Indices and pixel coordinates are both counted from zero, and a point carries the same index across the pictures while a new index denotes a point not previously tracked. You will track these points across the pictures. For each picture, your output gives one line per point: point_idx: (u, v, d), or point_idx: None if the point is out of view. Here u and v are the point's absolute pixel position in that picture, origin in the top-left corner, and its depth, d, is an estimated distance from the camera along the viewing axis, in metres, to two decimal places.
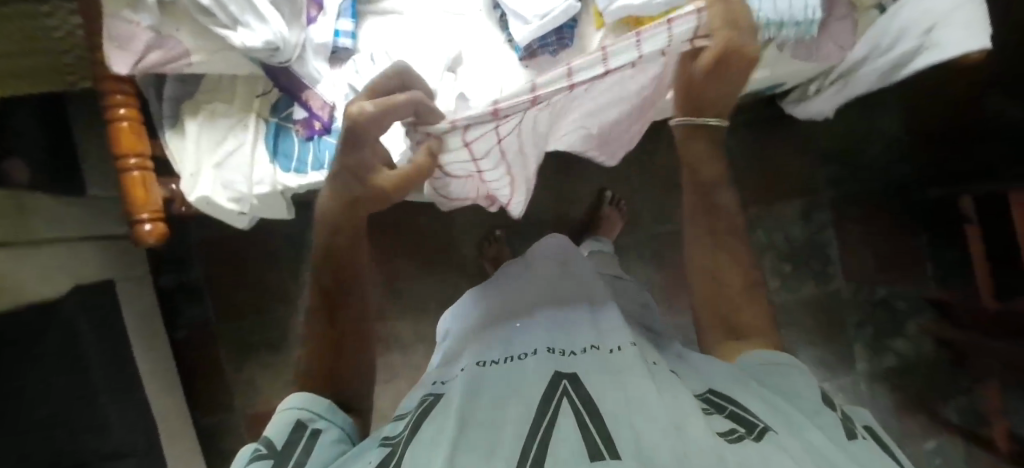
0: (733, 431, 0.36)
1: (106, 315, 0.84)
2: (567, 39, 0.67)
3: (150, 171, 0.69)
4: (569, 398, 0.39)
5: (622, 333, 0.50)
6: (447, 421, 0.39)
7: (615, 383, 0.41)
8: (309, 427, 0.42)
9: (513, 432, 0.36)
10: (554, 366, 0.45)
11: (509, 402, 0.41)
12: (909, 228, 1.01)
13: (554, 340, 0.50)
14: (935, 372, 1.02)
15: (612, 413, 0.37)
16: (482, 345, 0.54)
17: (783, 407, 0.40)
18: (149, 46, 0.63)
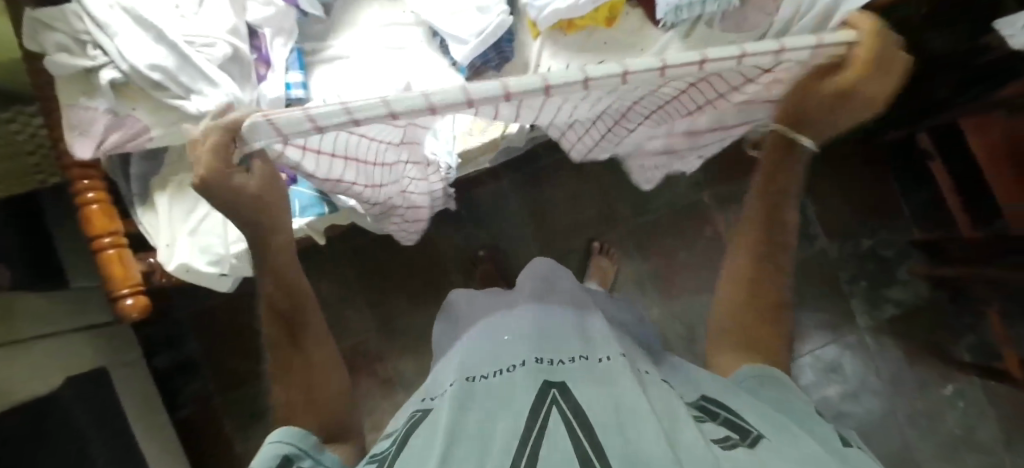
0: (727, 438, 0.35)
1: (103, 401, 0.83)
2: (507, 52, 0.71)
3: (125, 246, 0.70)
4: (558, 405, 0.36)
5: (609, 343, 0.48)
6: (434, 434, 0.36)
7: (605, 390, 0.38)
8: (296, 465, 0.40)
9: (502, 442, 0.33)
10: (543, 373, 0.42)
11: (500, 412, 0.38)
12: (878, 177, 1.03)
13: (543, 346, 0.47)
14: (939, 312, 1.02)
15: (603, 420, 0.34)
16: (466, 355, 0.51)
17: (784, 422, 0.39)
18: (109, 129, 0.65)
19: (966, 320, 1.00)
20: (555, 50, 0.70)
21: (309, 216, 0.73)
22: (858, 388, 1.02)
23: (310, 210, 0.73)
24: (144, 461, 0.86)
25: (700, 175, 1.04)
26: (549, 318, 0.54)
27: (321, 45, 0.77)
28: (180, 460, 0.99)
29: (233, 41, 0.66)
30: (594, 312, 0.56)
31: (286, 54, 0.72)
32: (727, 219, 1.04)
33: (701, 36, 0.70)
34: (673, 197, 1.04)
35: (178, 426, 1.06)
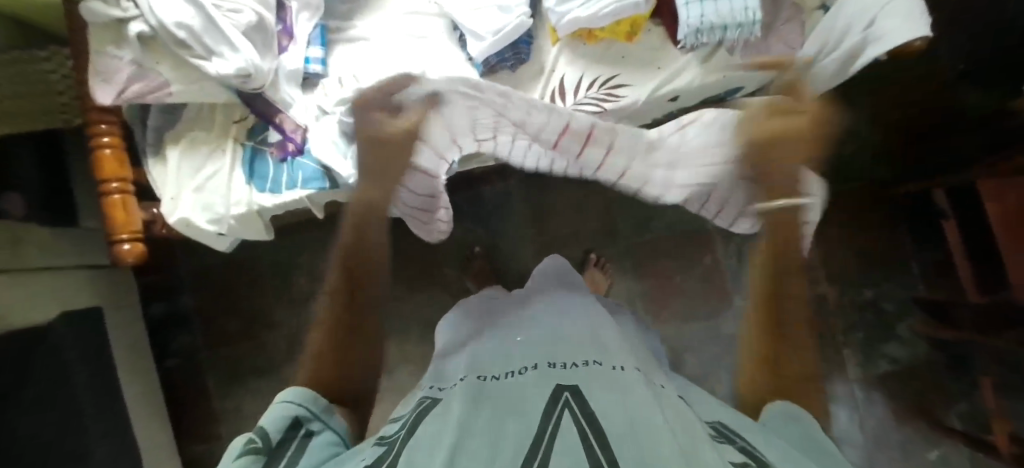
0: (742, 463, 0.33)
1: (94, 339, 0.86)
2: (523, 53, 0.71)
3: (131, 194, 0.73)
4: (571, 408, 0.35)
5: (623, 351, 0.46)
6: (445, 429, 0.36)
7: (618, 398, 0.37)
8: (304, 428, 0.41)
9: (513, 444, 0.33)
10: (554, 377, 0.40)
11: (511, 413, 0.37)
12: (890, 228, 1.01)
13: (556, 352, 0.46)
14: (935, 375, 0.99)
15: (613, 428, 0.33)
16: (480, 356, 0.50)
17: (796, 454, 0.37)
18: (131, 79, 0.67)
19: (962, 387, 0.97)
20: (571, 57, 0.72)
21: (311, 189, 0.73)
22: (840, 440, 1.00)
23: (311, 183, 0.74)
24: (124, 403, 0.89)
25: None
26: (569, 324, 0.52)
27: (347, 25, 0.79)
28: (159, 409, 1.02)
29: (259, 10, 0.68)
30: (615, 325, 0.54)
31: (309, 29, 0.75)
32: (728, 249, 1.03)
33: (721, 61, 0.70)
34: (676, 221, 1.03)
35: (162, 376, 1.09)
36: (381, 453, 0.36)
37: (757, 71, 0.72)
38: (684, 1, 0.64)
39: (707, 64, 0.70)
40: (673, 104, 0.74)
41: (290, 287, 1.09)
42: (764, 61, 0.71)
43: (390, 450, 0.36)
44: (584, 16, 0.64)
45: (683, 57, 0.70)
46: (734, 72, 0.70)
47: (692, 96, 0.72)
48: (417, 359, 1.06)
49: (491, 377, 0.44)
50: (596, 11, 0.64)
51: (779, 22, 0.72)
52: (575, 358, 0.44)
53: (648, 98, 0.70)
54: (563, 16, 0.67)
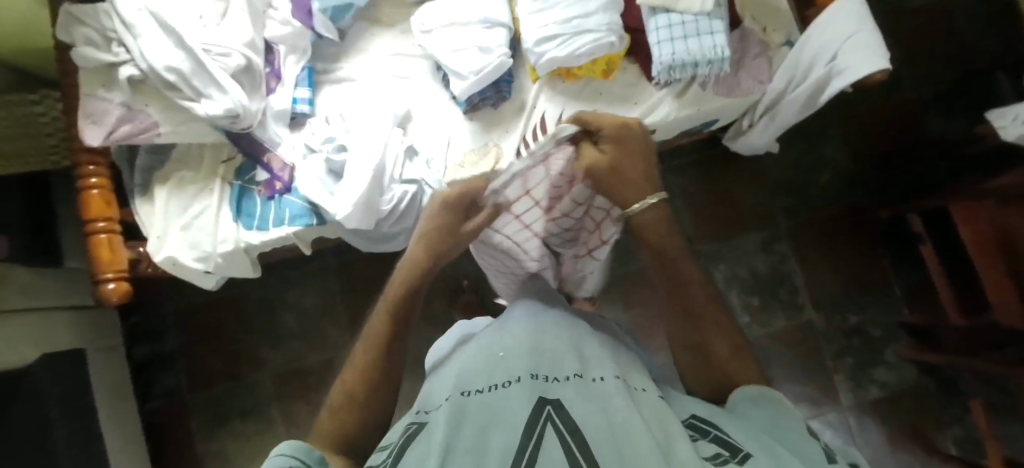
0: (717, 455, 0.32)
1: (75, 381, 0.84)
2: (505, 90, 0.74)
3: (117, 234, 0.73)
4: (553, 424, 0.34)
5: (603, 358, 0.45)
6: (428, 451, 0.33)
7: (601, 408, 0.35)
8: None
9: (496, 463, 0.31)
10: (538, 389, 0.39)
11: (494, 427, 0.35)
12: (871, 252, 1.02)
13: (539, 361, 0.44)
14: (926, 400, 0.98)
15: (596, 440, 0.31)
16: (461, 368, 0.48)
17: (762, 435, 0.35)
18: (120, 120, 0.69)
19: (953, 410, 0.97)
20: (551, 95, 0.74)
21: (298, 226, 0.75)
22: None
23: (299, 220, 0.75)
24: (103, 448, 0.86)
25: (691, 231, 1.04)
26: (553, 332, 0.51)
27: (332, 67, 0.82)
28: (139, 453, 0.98)
29: (248, 53, 0.70)
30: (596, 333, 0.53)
31: (296, 71, 0.77)
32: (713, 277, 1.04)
33: (694, 96, 0.72)
34: None
35: (143, 420, 1.06)
36: None
37: (729, 104, 0.75)
38: (656, 40, 0.68)
39: (681, 99, 0.72)
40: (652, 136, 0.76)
41: (277, 325, 1.08)
42: (736, 95, 0.74)
43: None
44: (561, 56, 0.67)
45: (658, 92, 0.73)
46: (707, 105, 0.73)
47: (668, 128, 0.75)
48: (405, 396, 1.04)
49: (472, 390, 0.41)
50: (572, 50, 0.67)
51: (748, 57, 0.75)
52: (559, 371, 0.42)
53: None
54: (542, 56, 0.69)
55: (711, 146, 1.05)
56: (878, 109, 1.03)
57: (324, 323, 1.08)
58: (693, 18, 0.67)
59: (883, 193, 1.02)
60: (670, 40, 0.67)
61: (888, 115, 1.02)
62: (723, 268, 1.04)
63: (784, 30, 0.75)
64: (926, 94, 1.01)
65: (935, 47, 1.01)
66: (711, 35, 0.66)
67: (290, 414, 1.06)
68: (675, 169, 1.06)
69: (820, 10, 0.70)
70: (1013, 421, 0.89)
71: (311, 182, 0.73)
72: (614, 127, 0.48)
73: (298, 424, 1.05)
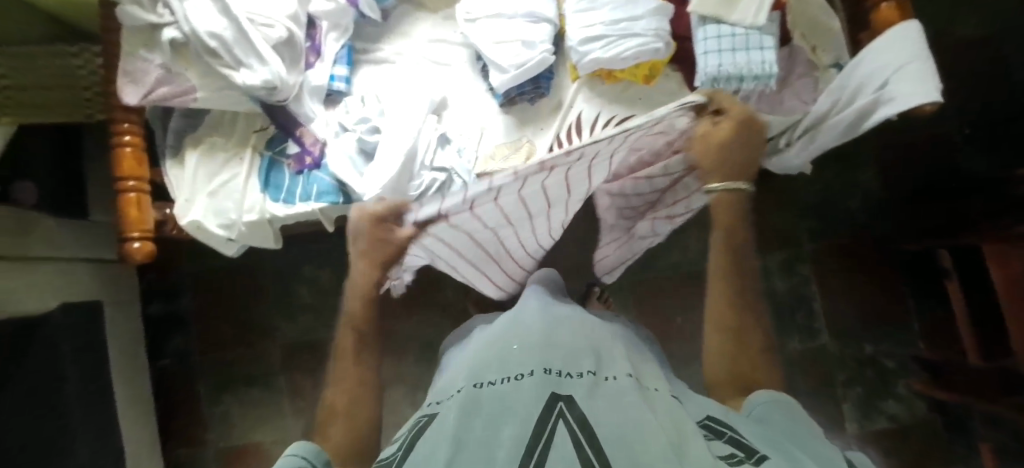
0: (732, 455, 0.32)
1: (91, 332, 0.86)
2: (543, 88, 0.73)
3: (146, 194, 0.74)
4: (565, 418, 0.33)
5: (615, 356, 0.44)
6: (438, 441, 0.32)
7: (614, 406, 0.34)
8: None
9: (507, 454, 0.30)
10: (550, 383, 0.37)
11: (503, 418, 0.34)
12: (893, 284, 1.01)
13: (549, 351, 0.43)
14: (933, 438, 0.97)
15: (610, 436, 0.30)
16: (472, 360, 0.47)
17: (781, 440, 0.35)
18: (159, 82, 0.69)
19: (959, 451, 0.96)
20: (589, 95, 0.73)
21: (324, 203, 0.74)
22: None
23: (325, 196, 0.74)
24: (113, 401, 0.88)
25: None
26: (565, 325, 0.50)
27: (372, 47, 0.82)
28: (146, 408, 1.00)
29: (290, 26, 0.70)
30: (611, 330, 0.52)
31: (336, 48, 0.77)
32: None
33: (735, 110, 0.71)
34: (680, 260, 1.04)
35: (153, 376, 1.08)
36: None
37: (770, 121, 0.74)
38: (703, 50, 0.66)
39: None
40: None
41: (291, 297, 1.09)
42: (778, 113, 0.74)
43: None
44: (604, 57, 0.66)
45: None
46: None
47: None
48: (410, 380, 1.05)
49: (483, 382, 0.40)
50: (616, 53, 0.66)
51: (794, 75, 0.77)
52: (572, 366, 0.41)
53: None
54: (585, 55, 0.68)
55: None
56: (918, 139, 1.00)
57: (337, 300, 1.08)
58: (743, 31, 0.65)
59: None
60: (718, 51, 0.66)
61: (926, 147, 1.00)
62: None
63: (835, 51, 0.75)
64: (968, 128, 0.99)
65: (984, 81, 0.98)
66: (761, 50, 0.64)
67: (296, 385, 1.07)
68: None
69: (874, 35, 0.68)
70: None
71: (341, 160, 0.73)
72: (741, 116, 0.54)
73: (303, 396, 1.06)
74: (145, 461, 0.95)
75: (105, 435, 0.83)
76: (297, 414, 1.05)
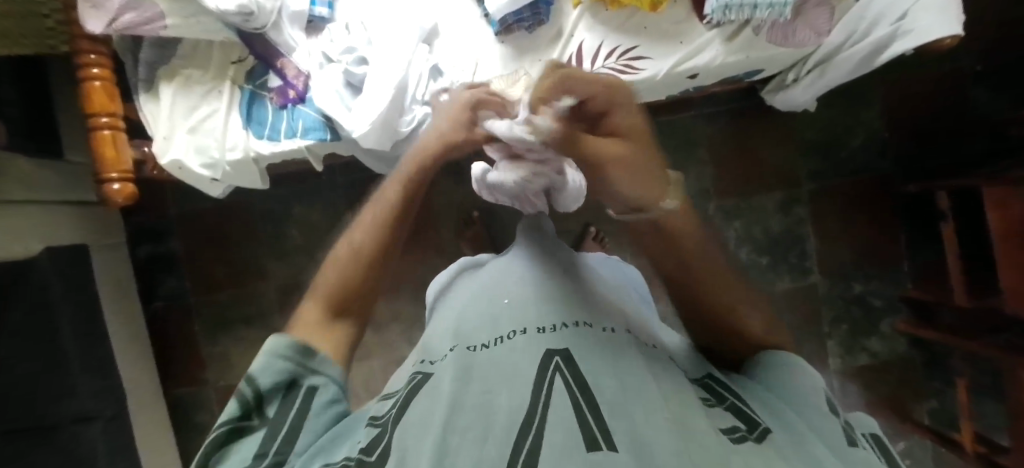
0: (734, 428, 0.31)
1: (82, 275, 0.85)
2: (543, 13, 0.69)
3: (121, 131, 0.71)
4: (562, 377, 0.32)
5: (612, 314, 0.43)
6: (436, 404, 0.33)
7: (613, 364, 0.34)
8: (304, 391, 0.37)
9: (504, 417, 0.30)
10: (545, 341, 0.37)
11: (502, 381, 0.33)
12: (886, 225, 1.01)
13: (546, 308, 0.42)
14: (911, 372, 1.01)
15: (608, 402, 0.30)
16: (464, 314, 0.46)
17: (779, 410, 0.35)
18: (123, 7, 0.63)
19: (934, 384, 1.00)
20: (592, 23, 0.69)
21: (311, 140, 0.72)
22: None
23: (311, 133, 0.72)
24: (109, 343, 0.88)
25: (709, 185, 1.03)
26: (561, 277, 0.48)
27: None
28: (144, 348, 1.01)
29: None
30: (602, 284, 0.51)
31: None
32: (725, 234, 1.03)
33: (746, 41, 0.66)
34: None
35: (147, 316, 1.09)
36: (376, 435, 0.33)
37: (779, 56, 0.68)
38: None
39: (732, 42, 0.66)
40: (692, 79, 0.71)
41: (283, 240, 1.08)
42: (788, 48, 0.67)
43: (379, 436, 0.33)
44: None
45: (708, 32, 0.67)
46: (758, 53, 0.67)
47: (713, 73, 0.70)
48: (406, 321, 1.08)
49: (478, 342, 0.40)
50: None
51: (809, 3, 0.66)
52: (568, 318, 0.40)
53: (667, 73, 0.68)
54: None
55: (745, 98, 1.01)
56: (929, 78, 0.97)
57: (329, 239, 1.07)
58: None
59: (910, 166, 0.99)
60: None
61: (937, 84, 0.97)
62: (738, 225, 1.03)
63: None
64: (979, 66, 0.95)
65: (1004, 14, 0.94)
66: None
67: None
68: (704, 118, 1.02)
69: None
70: (992, 402, 0.92)
71: (328, 95, 0.70)
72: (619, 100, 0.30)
73: None
74: (147, 400, 0.97)
75: (105, 376, 0.84)
76: None
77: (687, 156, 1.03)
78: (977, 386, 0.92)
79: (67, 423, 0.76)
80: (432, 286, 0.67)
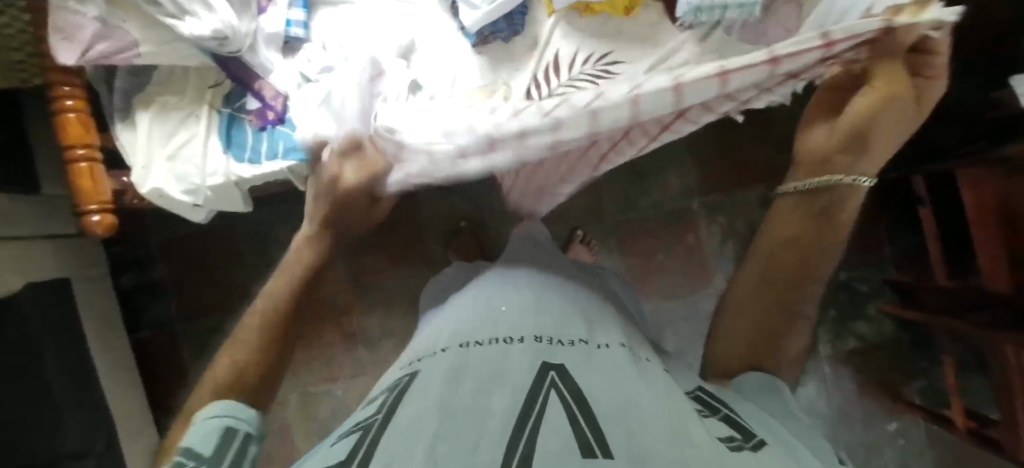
0: (731, 438, 0.32)
1: (65, 309, 0.83)
2: (518, 24, 0.71)
3: (99, 162, 0.70)
4: (558, 389, 0.33)
5: (608, 329, 0.44)
6: (428, 407, 0.33)
7: (609, 377, 0.35)
8: (239, 433, 0.47)
9: (498, 423, 0.30)
10: (541, 354, 0.38)
11: (496, 389, 0.34)
12: (864, 212, 1.04)
13: (543, 322, 0.43)
14: (899, 354, 1.04)
15: (604, 411, 0.30)
16: (457, 322, 0.47)
17: (776, 429, 0.37)
18: (96, 37, 0.62)
19: (921, 365, 1.03)
20: (567, 30, 0.69)
21: (292, 160, 0.71)
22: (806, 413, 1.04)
23: (293, 154, 0.71)
24: (97, 376, 0.86)
25: (692, 182, 1.04)
26: (556, 294, 0.49)
27: None
28: (133, 379, 0.99)
29: None
30: (594, 299, 0.52)
31: None
32: (711, 229, 1.05)
33: (719, 42, 0.68)
34: (660, 200, 1.05)
35: (134, 347, 1.07)
36: (353, 447, 0.33)
37: None
38: None
39: (706, 44, 0.67)
40: None
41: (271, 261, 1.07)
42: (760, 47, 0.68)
43: (362, 443, 0.32)
44: None
45: (681, 34, 0.68)
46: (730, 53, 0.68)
47: None
48: (399, 336, 1.07)
49: (472, 346, 0.40)
50: None
51: (777, 1, 0.68)
52: (563, 333, 0.41)
53: None
54: None
55: None
56: None
57: None
58: None
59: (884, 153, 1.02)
60: None
61: None
62: (723, 219, 1.04)
63: None
64: None
65: None
66: None
67: None
68: None
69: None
70: (978, 379, 0.94)
71: (308, 115, 0.70)
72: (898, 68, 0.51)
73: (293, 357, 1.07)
74: (139, 432, 0.95)
75: (94, 411, 0.82)
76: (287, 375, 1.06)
77: (669, 154, 1.04)
78: (963, 364, 0.94)
79: (59, 460, 0.74)
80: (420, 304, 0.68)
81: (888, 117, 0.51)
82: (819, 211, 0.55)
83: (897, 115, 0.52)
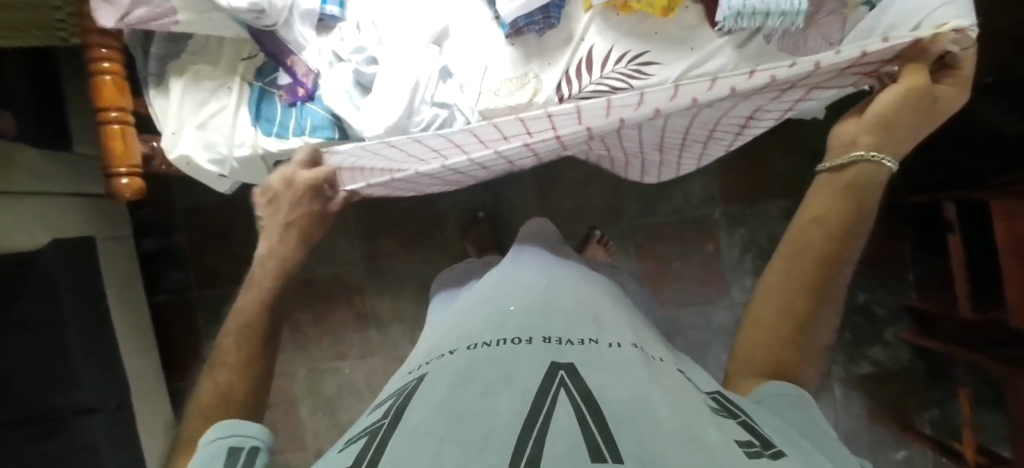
0: (748, 443, 0.31)
1: (88, 267, 0.85)
2: (553, 17, 0.68)
3: (131, 125, 0.71)
4: (567, 389, 0.32)
5: (620, 328, 0.44)
6: (436, 408, 0.33)
7: (619, 378, 0.34)
8: (243, 450, 0.42)
9: (505, 422, 0.30)
10: (549, 353, 0.37)
11: (504, 387, 0.34)
12: (890, 235, 1.02)
13: (552, 321, 0.42)
14: (912, 382, 1.01)
15: (615, 414, 0.30)
16: (467, 320, 0.47)
17: (796, 439, 0.36)
18: (135, 2, 0.63)
19: (935, 395, 1.00)
20: (602, 27, 0.69)
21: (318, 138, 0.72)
22: None
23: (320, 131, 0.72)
24: (113, 335, 0.88)
25: (715, 191, 1.03)
26: (566, 290, 0.49)
27: None
28: (149, 341, 1.02)
29: None
30: (607, 297, 0.52)
31: None
32: (730, 240, 1.03)
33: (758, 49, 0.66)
34: (681, 207, 1.04)
35: (152, 309, 1.09)
36: (360, 450, 0.33)
37: None
38: None
39: (743, 50, 0.66)
40: None
41: None
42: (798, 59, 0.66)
43: (368, 447, 0.33)
44: None
45: (718, 39, 0.67)
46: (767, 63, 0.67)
47: None
48: (408, 320, 1.08)
49: (481, 345, 0.40)
50: None
51: (821, 12, 0.65)
52: (572, 333, 0.41)
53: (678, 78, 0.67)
54: None
55: None
56: None
57: (334, 236, 1.08)
58: None
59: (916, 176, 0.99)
60: None
61: None
62: (744, 230, 1.02)
63: None
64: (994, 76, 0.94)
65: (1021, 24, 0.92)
66: None
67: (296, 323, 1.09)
68: None
69: None
70: (993, 415, 0.92)
71: (338, 94, 0.71)
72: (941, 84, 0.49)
73: (303, 332, 1.09)
74: (151, 393, 0.97)
75: (108, 368, 0.84)
76: (296, 349, 1.08)
77: None
78: (979, 398, 0.92)
79: (69, 415, 0.77)
80: (434, 299, 0.68)
81: (908, 118, 0.47)
82: (847, 189, 0.46)
83: (914, 113, 0.47)
